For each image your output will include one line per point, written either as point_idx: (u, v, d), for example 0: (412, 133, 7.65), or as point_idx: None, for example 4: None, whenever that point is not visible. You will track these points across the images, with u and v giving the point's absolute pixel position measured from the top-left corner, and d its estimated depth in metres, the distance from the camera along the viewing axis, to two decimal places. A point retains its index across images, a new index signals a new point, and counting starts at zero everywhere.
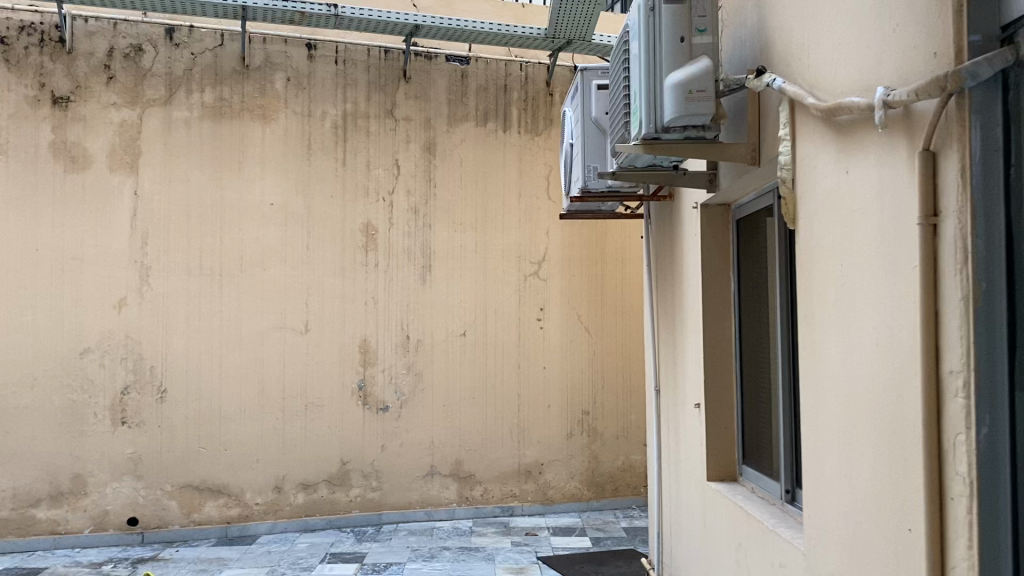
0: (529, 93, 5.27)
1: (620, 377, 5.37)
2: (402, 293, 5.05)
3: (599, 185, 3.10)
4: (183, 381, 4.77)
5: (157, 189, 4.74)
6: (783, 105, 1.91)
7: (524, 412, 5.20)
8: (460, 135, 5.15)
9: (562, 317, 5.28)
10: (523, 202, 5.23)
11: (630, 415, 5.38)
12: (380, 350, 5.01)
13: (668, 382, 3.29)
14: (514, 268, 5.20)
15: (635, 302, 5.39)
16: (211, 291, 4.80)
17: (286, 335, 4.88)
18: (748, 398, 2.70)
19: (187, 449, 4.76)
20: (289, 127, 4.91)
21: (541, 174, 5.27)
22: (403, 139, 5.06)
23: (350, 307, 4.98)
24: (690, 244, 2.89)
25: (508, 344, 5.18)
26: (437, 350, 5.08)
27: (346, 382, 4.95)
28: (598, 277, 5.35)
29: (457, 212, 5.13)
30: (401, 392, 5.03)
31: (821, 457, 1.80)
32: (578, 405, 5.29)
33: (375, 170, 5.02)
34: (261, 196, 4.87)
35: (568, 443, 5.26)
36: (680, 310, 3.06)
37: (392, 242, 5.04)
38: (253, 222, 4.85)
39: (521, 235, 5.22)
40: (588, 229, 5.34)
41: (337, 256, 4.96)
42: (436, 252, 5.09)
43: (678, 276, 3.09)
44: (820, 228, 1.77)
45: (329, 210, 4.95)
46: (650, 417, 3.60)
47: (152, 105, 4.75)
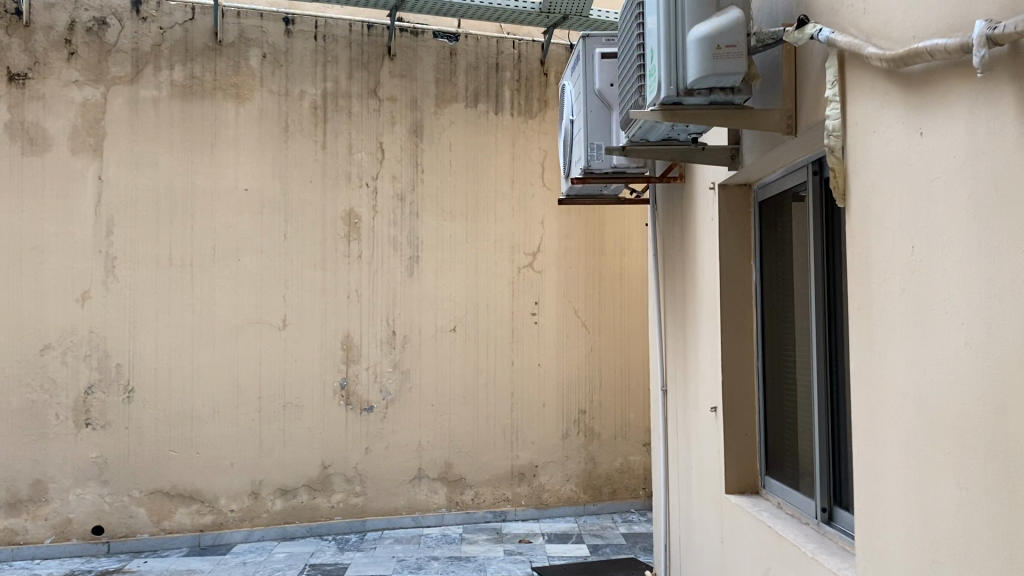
0: (522, 73, 4.96)
1: (618, 374, 5.08)
2: (387, 286, 4.74)
3: (603, 166, 2.79)
4: (153, 380, 4.45)
5: (123, 174, 4.42)
6: (832, 60, 1.62)
7: (517, 412, 4.90)
8: (449, 117, 4.83)
9: (557, 311, 4.98)
10: (516, 188, 4.92)
11: (628, 414, 5.09)
12: (364, 346, 4.70)
13: (677, 383, 3.00)
14: (507, 258, 4.90)
15: (634, 294, 5.11)
16: (182, 283, 4.48)
17: (263, 331, 4.57)
18: (772, 402, 2.41)
19: (156, 453, 4.44)
20: (265, 107, 4.59)
21: (535, 158, 4.96)
22: (388, 121, 4.75)
23: (332, 300, 4.66)
24: (704, 230, 2.60)
25: (500, 340, 4.88)
26: (425, 346, 4.78)
27: (328, 381, 4.65)
28: (596, 268, 5.05)
29: (446, 199, 4.82)
30: (386, 391, 4.72)
31: (880, 478, 1.50)
32: (574, 403, 5.00)
33: (357, 154, 4.70)
34: (235, 181, 4.54)
35: (564, 444, 4.98)
36: (691, 304, 2.77)
37: (376, 231, 4.72)
38: (227, 210, 4.53)
39: (513, 224, 4.92)
40: (585, 217, 5.04)
41: (317, 246, 4.64)
42: (423, 241, 4.78)
43: (689, 267, 2.80)
44: (882, 204, 1.48)
45: (309, 197, 4.63)
46: (655, 422, 3.31)
47: (117, 83, 4.41)
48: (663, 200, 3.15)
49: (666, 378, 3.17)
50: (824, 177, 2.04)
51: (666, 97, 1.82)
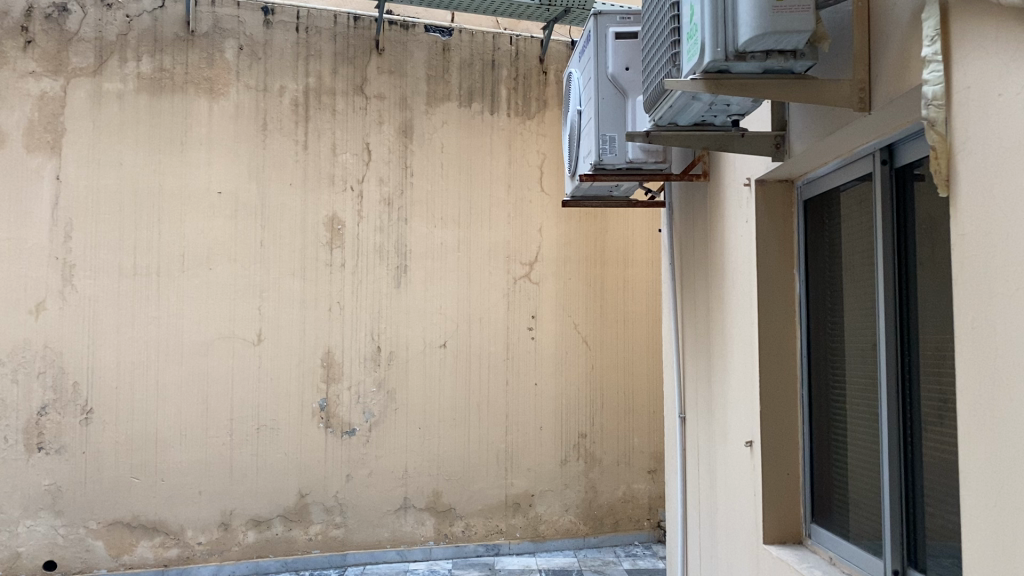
0: (520, 70, 4.61)
1: (621, 395, 4.71)
2: (372, 298, 4.36)
3: (616, 162, 2.44)
4: (113, 400, 4.06)
5: (84, 173, 4.04)
6: (934, 9, 1.28)
7: (512, 436, 4.53)
8: (441, 116, 4.48)
9: (555, 327, 4.62)
10: (513, 194, 4.56)
11: (632, 438, 4.73)
12: (346, 364, 4.32)
13: (700, 411, 2.64)
14: (502, 269, 4.54)
15: (639, 310, 4.74)
16: (147, 294, 4.10)
17: (236, 346, 4.18)
18: (820, 435, 2.05)
19: (116, 481, 4.04)
20: (241, 104, 4.22)
21: (533, 162, 4.60)
22: (374, 120, 4.39)
23: (312, 314, 4.28)
24: (737, 236, 2.24)
25: (495, 358, 4.51)
26: (412, 364, 4.40)
27: (306, 402, 4.26)
28: (598, 280, 4.69)
29: (437, 205, 4.46)
30: (370, 412, 4.34)
31: (1007, 553, 1.13)
32: (573, 426, 4.62)
33: (341, 155, 4.34)
34: (207, 183, 4.17)
35: (563, 470, 4.60)
36: (719, 320, 2.41)
37: (361, 238, 4.35)
38: (198, 214, 4.16)
39: (509, 232, 4.56)
40: (587, 226, 4.68)
41: (296, 255, 4.27)
42: (412, 250, 4.41)
43: (715, 277, 2.44)
44: (1013, 188, 1.12)
45: (288, 201, 4.26)
46: (673, 452, 2.95)
47: (78, 74, 4.05)
48: (681, 202, 2.80)
49: (687, 403, 2.81)
50: (896, 169, 1.68)
51: (712, 62, 1.46)
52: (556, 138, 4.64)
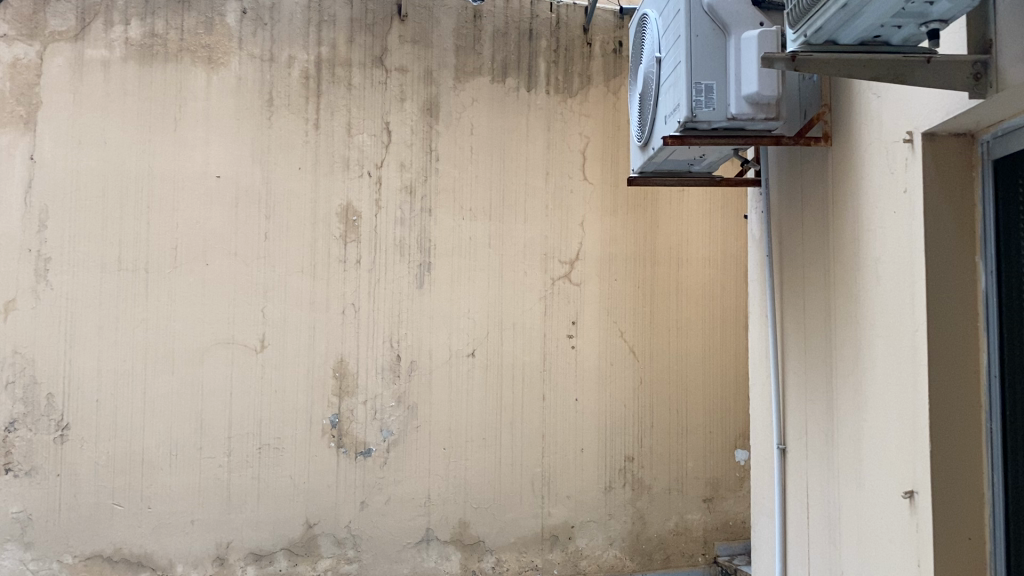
0: (561, 42, 4.05)
1: (674, 413, 4.13)
2: (391, 300, 3.81)
3: (714, 119, 1.88)
4: (93, 414, 3.53)
5: (62, 154, 3.52)
6: None
7: (549, 458, 3.96)
8: (472, 93, 3.93)
9: (599, 334, 4.04)
10: (552, 182, 4.00)
11: (685, 462, 4.15)
12: (361, 374, 3.77)
13: (815, 443, 2.06)
14: (539, 268, 3.97)
15: (693, 316, 4.17)
16: (132, 293, 3.57)
17: (235, 354, 3.64)
18: (1019, 489, 1.45)
19: (96, 508, 3.53)
20: (244, 75, 3.69)
21: (575, 146, 4.04)
22: (396, 96, 3.84)
23: (322, 318, 3.73)
24: (889, 212, 1.67)
25: (531, 370, 3.94)
26: (437, 377, 3.84)
27: (315, 418, 3.71)
28: (647, 282, 4.11)
29: (466, 194, 3.90)
30: (389, 431, 3.78)
31: None
32: (619, 448, 4.05)
33: (358, 135, 3.79)
34: (204, 167, 3.64)
35: (606, 498, 4.03)
36: (852, 325, 1.84)
37: (380, 231, 3.80)
38: (193, 201, 3.63)
39: (548, 226, 3.99)
40: (637, 219, 4.11)
41: (305, 250, 3.72)
42: (437, 245, 3.86)
43: (846, 270, 1.87)
44: None
45: (296, 187, 3.72)
46: (767, 488, 2.37)
47: (57, 40, 3.54)
48: (784, 178, 2.24)
49: (788, 430, 2.23)
50: None
51: None
52: (601, 119, 4.07)
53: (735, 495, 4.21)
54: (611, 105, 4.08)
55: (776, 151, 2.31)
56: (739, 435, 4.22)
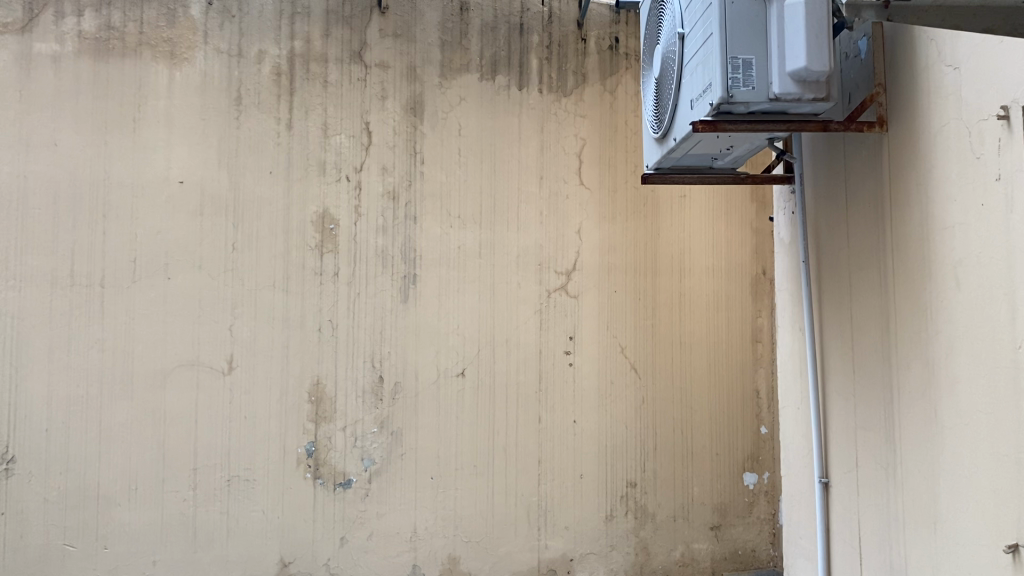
0: (553, 37, 3.77)
1: (679, 435, 3.84)
2: (372, 316, 3.49)
3: (754, 100, 1.60)
4: (41, 445, 3.19)
5: (7, 158, 3.20)
6: None
7: (545, 486, 3.66)
8: (458, 91, 3.63)
9: (598, 351, 3.75)
10: (546, 187, 3.71)
11: (691, 487, 3.86)
12: (340, 398, 3.45)
13: (869, 476, 1.78)
14: (534, 280, 3.67)
15: (698, 330, 3.88)
16: (86, 311, 3.24)
17: (201, 376, 3.32)
18: None
19: (45, 549, 3.18)
20: (210, 71, 3.38)
21: (570, 148, 3.75)
22: (377, 94, 3.54)
23: (297, 336, 3.41)
24: (976, 205, 1.40)
25: (525, 390, 3.64)
26: (423, 399, 3.52)
27: (290, 446, 3.39)
28: (649, 294, 3.82)
29: (453, 200, 3.60)
30: (371, 459, 3.47)
31: None
32: (620, 473, 3.76)
33: (335, 137, 3.48)
34: (165, 171, 3.32)
35: (607, 529, 3.74)
36: (920, 340, 1.57)
37: (360, 241, 3.49)
38: (153, 210, 3.30)
39: (542, 234, 3.70)
40: (636, 227, 3.83)
41: (278, 262, 3.40)
42: (423, 256, 3.55)
43: (911, 276, 1.60)
44: None
45: (267, 194, 3.40)
46: (805, 526, 2.08)
47: (2, 32, 3.22)
48: (824, 173, 1.97)
49: (832, 460, 1.95)
50: None
51: None
52: (598, 119, 3.78)
53: (744, 523, 3.92)
54: (608, 104, 3.80)
55: (813, 143, 2.03)
56: (748, 458, 3.93)
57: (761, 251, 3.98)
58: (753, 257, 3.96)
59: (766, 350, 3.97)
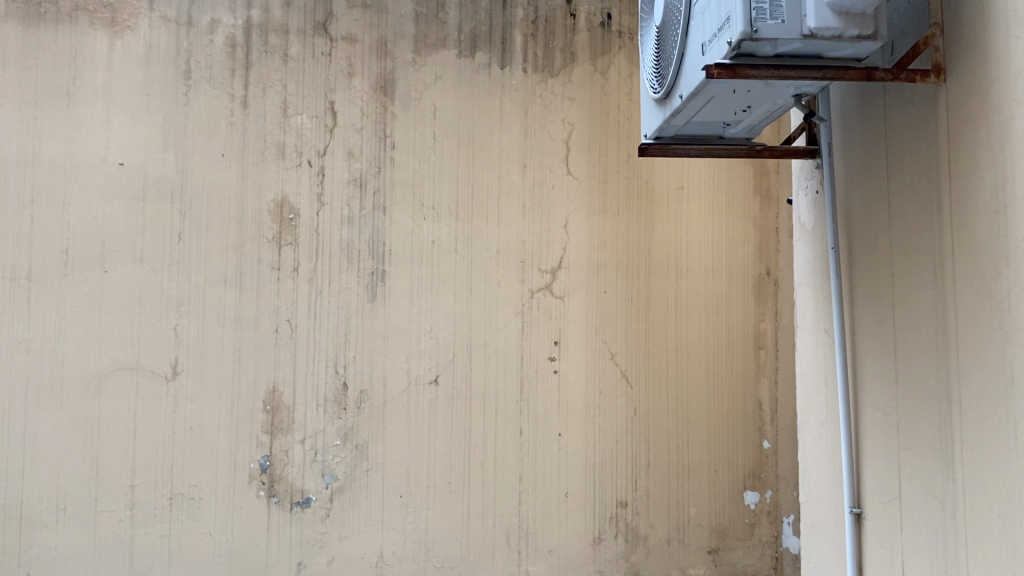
0: (540, 11, 3.43)
1: (675, 450, 3.51)
2: (336, 316, 3.14)
3: (783, 37, 1.27)
4: None
5: None
6: None
7: (527, 506, 3.31)
8: (434, 69, 3.30)
9: (586, 357, 3.41)
10: (530, 176, 3.37)
11: (687, 507, 3.52)
12: (298, 408, 3.10)
13: (915, 508, 1.45)
14: (516, 278, 3.33)
15: (695, 335, 3.56)
16: (10, 307, 2.89)
17: (141, 382, 2.96)
18: None
19: None
20: (156, 41, 3.04)
21: (557, 134, 3.42)
22: (343, 71, 3.20)
23: (250, 338, 3.06)
24: None
25: (505, 400, 3.29)
26: (391, 409, 3.17)
27: (241, 461, 3.03)
28: (642, 295, 3.49)
29: (428, 189, 3.26)
30: (333, 476, 3.11)
31: None
32: (610, 492, 3.42)
33: (296, 117, 3.14)
34: (103, 152, 2.97)
35: (595, 553, 3.39)
36: (989, 338, 1.24)
37: (322, 233, 3.14)
38: (89, 195, 2.96)
39: (526, 228, 3.36)
40: (629, 221, 3.50)
41: (229, 255, 3.05)
42: (393, 250, 3.21)
43: (976, 259, 1.27)
44: None
45: (219, 179, 3.05)
46: (830, 565, 1.74)
47: None
48: (858, 141, 1.64)
49: (866, 486, 1.62)
50: None
51: None
52: (588, 103, 3.45)
53: (745, 546, 3.59)
54: (599, 87, 3.46)
55: (845, 107, 1.71)
56: (749, 475, 3.60)
57: (765, 249, 3.65)
58: (756, 256, 3.64)
59: (769, 358, 3.62)
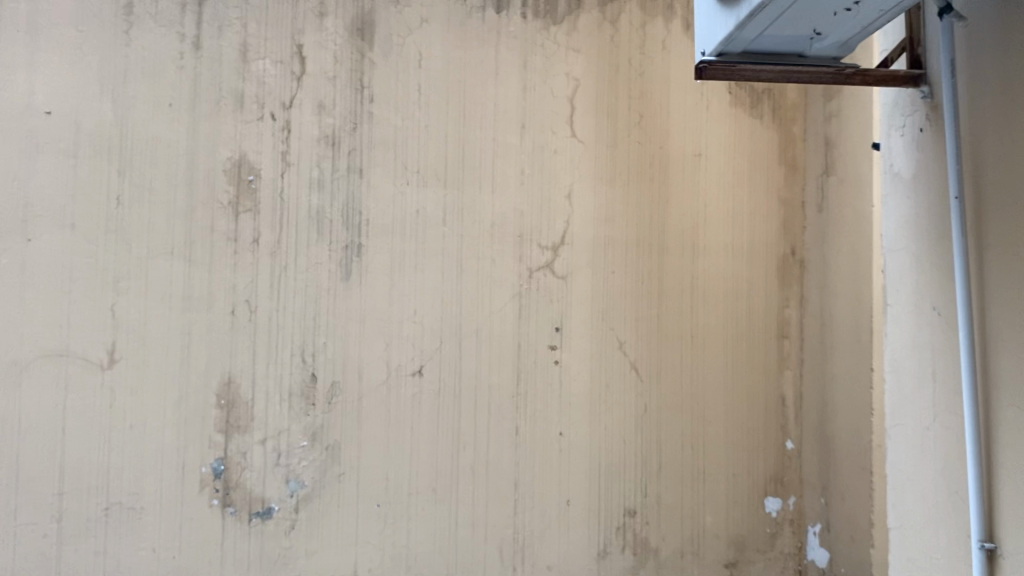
0: None
1: (690, 451, 3.10)
2: (303, 296, 2.70)
3: None
4: None
5: None
6: None
7: (523, 516, 2.89)
8: (419, 12, 2.86)
9: (592, 345, 2.98)
10: (529, 138, 2.94)
11: (703, 515, 3.12)
12: (259, 403, 2.65)
13: None
14: (513, 254, 2.90)
15: (713, 323, 3.16)
16: None
17: (72, 372, 2.50)
18: None
19: None
20: None
21: (560, 91, 2.98)
22: (314, 10, 2.75)
23: (202, 321, 2.61)
24: None
25: (500, 394, 2.87)
26: (368, 404, 2.74)
27: (191, 466, 2.58)
28: (654, 276, 3.08)
29: (412, 150, 2.82)
30: (299, 483, 2.67)
31: None
32: (617, 500, 3.00)
33: (257, 62, 2.69)
34: (26, 97, 2.50)
35: (600, 569, 2.98)
36: None
37: (288, 198, 2.70)
38: (7, 148, 2.48)
39: (525, 198, 2.93)
40: (640, 192, 3.08)
41: (177, 223, 2.60)
42: (370, 220, 2.77)
43: None
44: None
45: (165, 133, 2.60)
46: None
47: None
48: (996, 72, 1.33)
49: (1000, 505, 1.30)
50: None
51: None
52: (595, 56, 3.03)
53: (766, 559, 3.20)
54: (607, 38, 3.05)
55: (974, 49, 1.39)
56: (771, 479, 3.22)
57: (788, 227, 3.28)
58: (780, 234, 3.27)
59: (793, 348, 3.27)
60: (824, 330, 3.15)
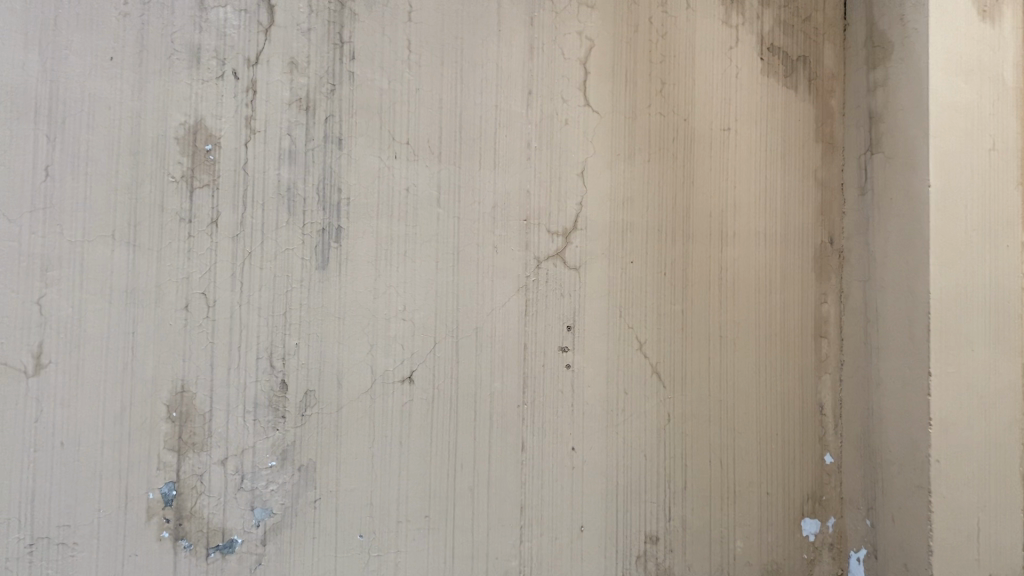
0: None
1: (720, 467, 2.71)
2: (271, 289, 2.28)
3: None
4: None
5: None
6: None
7: (529, 546, 2.48)
8: None
9: (609, 346, 2.58)
10: (536, 105, 2.54)
11: (734, 540, 2.72)
12: (218, 416, 2.22)
13: None
14: (518, 241, 2.49)
15: (745, 321, 2.76)
16: None
17: None
18: None
19: None
20: None
21: (572, 52, 2.58)
22: None
23: (151, 318, 2.17)
24: None
25: (503, 404, 2.46)
26: (349, 417, 2.32)
27: (135, 493, 2.14)
28: (678, 267, 2.68)
29: (400, 117, 2.40)
30: (268, 510, 2.24)
31: None
32: (637, 524, 2.60)
33: (217, 10, 2.26)
34: None
35: None
36: None
37: (253, 173, 2.27)
38: None
39: (532, 176, 2.52)
40: (663, 170, 2.68)
41: (120, 200, 2.16)
42: (351, 199, 2.35)
43: None
44: None
45: (105, 91, 2.15)
46: None
47: None
48: None
49: None
50: None
51: None
52: (611, 13, 2.64)
53: None
54: None
55: None
56: (808, 498, 2.84)
57: (825, 213, 2.91)
58: (817, 220, 2.89)
59: (831, 350, 2.90)
60: (868, 329, 2.78)
